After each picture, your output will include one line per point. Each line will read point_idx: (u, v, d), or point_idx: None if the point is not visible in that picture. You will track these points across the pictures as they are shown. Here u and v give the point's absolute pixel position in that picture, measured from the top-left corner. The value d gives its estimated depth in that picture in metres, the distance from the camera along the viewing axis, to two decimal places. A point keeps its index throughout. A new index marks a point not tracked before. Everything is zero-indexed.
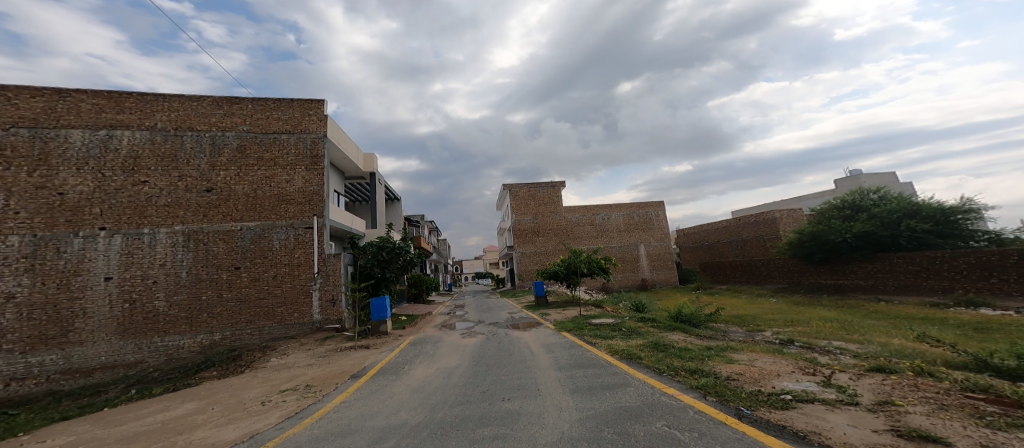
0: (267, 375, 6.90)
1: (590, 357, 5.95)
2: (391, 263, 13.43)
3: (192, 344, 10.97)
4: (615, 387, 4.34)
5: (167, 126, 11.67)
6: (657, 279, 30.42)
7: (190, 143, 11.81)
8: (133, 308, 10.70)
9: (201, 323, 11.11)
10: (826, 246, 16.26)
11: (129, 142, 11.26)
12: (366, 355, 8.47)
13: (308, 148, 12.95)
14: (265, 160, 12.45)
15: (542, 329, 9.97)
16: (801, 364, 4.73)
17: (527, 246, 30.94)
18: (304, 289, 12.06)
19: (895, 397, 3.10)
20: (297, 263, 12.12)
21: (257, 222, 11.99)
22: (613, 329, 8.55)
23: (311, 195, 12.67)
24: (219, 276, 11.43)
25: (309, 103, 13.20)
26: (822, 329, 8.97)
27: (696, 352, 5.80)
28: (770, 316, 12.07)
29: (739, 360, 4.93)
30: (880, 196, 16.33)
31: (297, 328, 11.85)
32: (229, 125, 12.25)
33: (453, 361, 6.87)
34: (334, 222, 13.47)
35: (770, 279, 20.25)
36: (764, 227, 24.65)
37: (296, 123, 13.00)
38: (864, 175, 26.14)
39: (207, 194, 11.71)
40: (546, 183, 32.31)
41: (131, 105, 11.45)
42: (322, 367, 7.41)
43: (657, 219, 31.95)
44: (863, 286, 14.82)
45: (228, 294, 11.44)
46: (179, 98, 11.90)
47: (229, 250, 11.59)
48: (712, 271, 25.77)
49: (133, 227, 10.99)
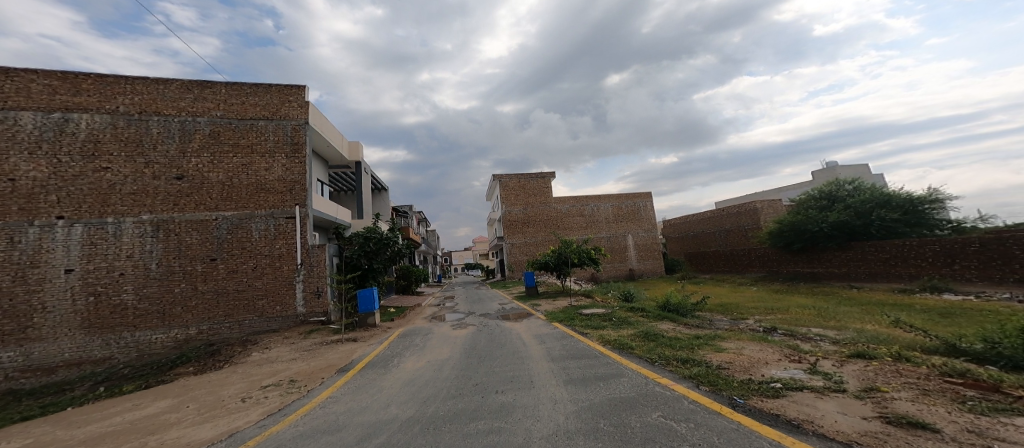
0: (248, 371, 6.68)
1: (583, 348, 5.97)
2: (378, 254, 13.17)
3: (166, 339, 10.57)
4: (609, 379, 4.35)
5: (131, 109, 10.99)
6: (643, 268, 30.97)
7: (157, 128, 11.17)
8: (98, 301, 10.18)
9: (174, 316, 10.70)
10: (803, 235, 16.81)
11: (88, 126, 10.55)
12: (354, 348, 8.32)
13: (288, 135, 12.44)
14: (241, 147, 11.90)
15: (533, 319, 9.99)
16: (788, 352, 4.84)
17: (515, 236, 30.94)
18: (286, 281, 11.72)
19: (881, 384, 3.19)
20: (277, 255, 11.74)
21: (234, 212, 11.52)
22: (603, 319, 8.62)
23: (292, 184, 12.22)
24: (193, 268, 10.98)
25: (288, 88, 12.64)
26: (802, 316, 9.29)
27: (686, 341, 5.88)
28: (754, 304, 12.43)
29: (728, 348, 5.03)
30: (854, 187, 16.88)
31: (279, 321, 11.54)
32: (201, 109, 11.63)
33: (444, 354, 6.79)
34: (317, 212, 13.07)
35: (751, 268, 20.86)
36: (746, 217, 25.26)
37: (274, 109, 12.44)
38: (841, 166, 26.93)
39: (177, 182, 11.16)
40: (534, 173, 32.19)
41: (89, 87, 10.71)
42: (308, 361, 7.24)
43: (643, 209, 32.34)
44: (837, 274, 15.41)
45: (204, 286, 11.01)
46: (144, 81, 11.19)
47: (203, 240, 11.12)
48: (696, 261, 26.37)
49: (96, 217, 10.40)
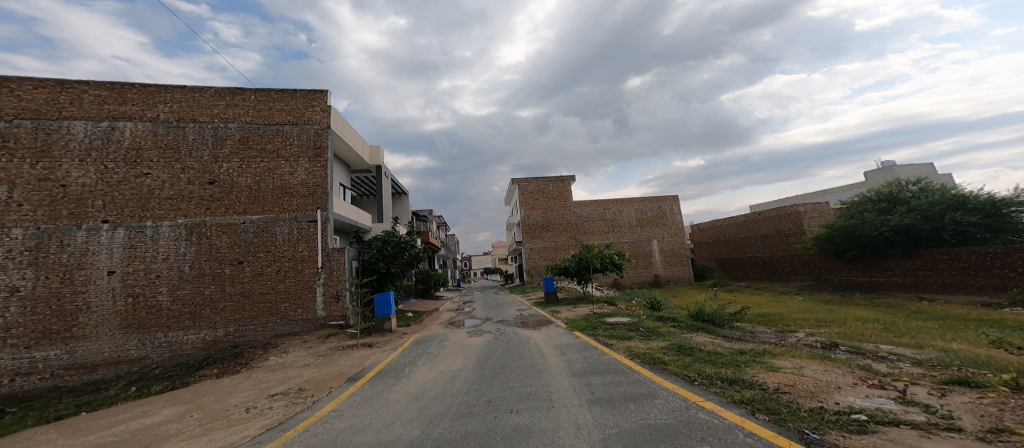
0: (260, 376, 6.49)
1: (609, 362, 5.32)
2: (396, 258, 13.03)
3: (196, 340, 10.74)
4: (641, 400, 3.72)
5: (170, 117, 11.43)
6: (672, 275, 29.53)
7: (192, 134, 11.55)
8: (136, 303, 10.50)
9: (205, 318, 10.87)
10: (860, 241, 15.20)
11: (132, 134, 11.05)
12: (367, 355, 8.04)
13: (311, 139, 12.60)
14: (267, 152, 12.12)
15: (553, 328, 9.38)
16: (860, 374, 4.02)
17: (537, 241, 30.34)
18: (308, 285, 11.73)
19: (1013, 424, 2.42)
20: (300, 258, 11.78)
21: (260, 215, 11.69)
22: (630, 329, 7.93)
23: (314, 188, 12.30)
24: (223, 271, 11.17)
25: (312, 93, 12.84)
26: (862, 331, 8.21)
27: (728, 356, 5.11)
28: (800, 315, 11.22)
29: (784, 368, 4.26)
30: (920, 188, 15.18)
31: (301, 325, 11.52)
32: (232, 116, 11.97)
33: (457, 364, 6.33)
34: (338, 216, 13.10)
35: (794, 276, 19.22)
36: (787, 222, 23.50)
37: (299, 114, 12.65)
38: (896, 167, 24.65)
39: (209, 187, 11.45)
40: (557, 177, 31.57)
41: (134, 96, 11.25)
42: (320, 367, 6.98)
43: (671, 213, 30.93)
44: (900, 284, 13.79)
45: (231, 289, 11.16)
46: (182, 89, 11.65)
47: (232, 244, 11.32)
48: (730, 268, 24.75)
49: (136, 221, 10.79)
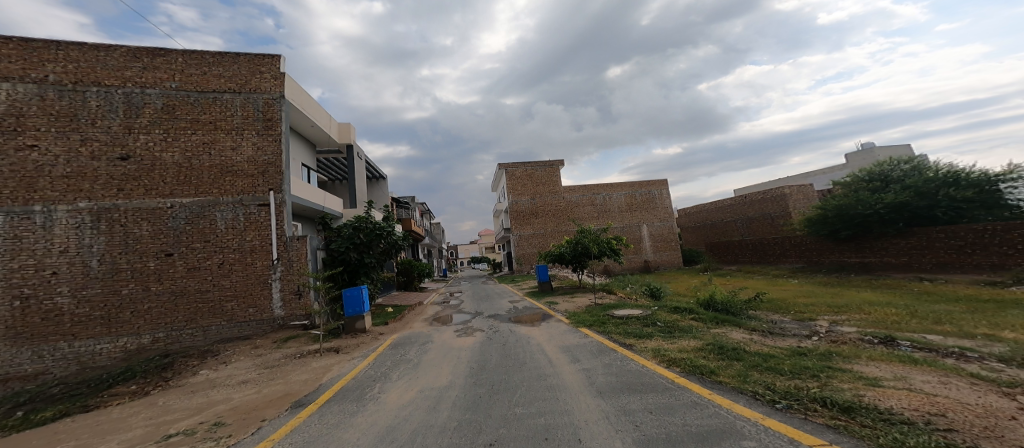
0: (171, 404, 4.94)
1: (642, 377, 4.13)
2: (371, 247, 11.44)
3: (114, 349, 8.92)
4: (721, 441, 2.51)
5: (63, 79, 9.28)
6: (661, 260, 29.15)
7: (96, 101, 9.49)
8: (26, 306, 8.50)
9: (123, 322, 9.03)
10: (853, 221, 14.83)
11: (9, 98, 8.86)
12: (331, 364, 6.58)
13: (259, 111, 10.78)
14: (201, 123, 10.22)
15: (554, 324, 8.15)
16: (995, 390, 2.98)
17: (523, 228, 29.18)
18: (260, 280, 10.01)
19: None
20: (249, 249, 10.04)
21: (193, 198, 9.83)
22: (646, 323, 6.90)
23: (264, 166, 10.54)
24: (144, 265, 9.31)
25: (259, 58, 11.00)
26: (889, 317, 7.53)
27: (790, 360, 4.04)
28: (807, 301, 10.58)
29: (885, 379, 3.19)
30: (912, 166, 14.78)
31: (252, 327, 9.83)
32: (153, 80, 9.99)
33: (442, 379, 5.01)
34: (298, 200, 11.33)
35: (785, 258, 18.96)
36: (773, 204, 23.30)
37: (242, 81, 10.78)
38: (878, 148, 24.85)
39: (122, 163, 9.53)
40: (543, 161, 30.30)
41: (12, 53, 9.02)
42: (262, 386, 5.47)
43: (660, 198, 30.44)
44: (895, 264, 13.41)
45: (158, 287, 9.35)
46: (81, 46, 9.53)
47: (157, 232, 9.47)
48: (719, 251, 24.46)
49: (19, 204, 8.71)
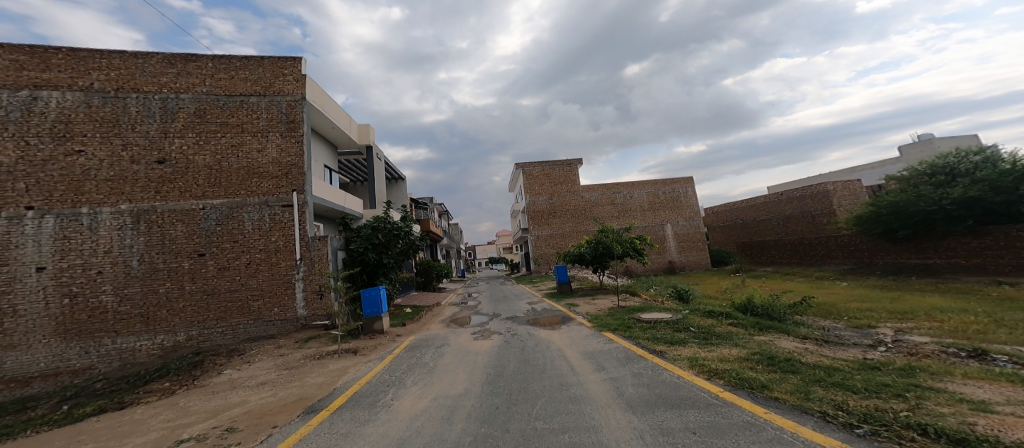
0: (191, 406, 4.86)
1: (680, 389, 3.61)
2: (389, 247, 11.39)
3: (152, 346, 9.12)
4: None
5: (105, 86, 9.71)
6: (687, 261, 27.85)
7: (135, 106, 9.86)
8: (74, 304, 8.83)
9: (160, 321, 9.24)
10: (912, 219, 13.42)
11: (58, 105, 9.29)
12: (347, 367, 6.40)
13: (283, 113, 10.96)
14: (229, 126, 10.47)
15: (575, 327, 7.68)
16: None
17: (542, 229, 28.69)
18: (284, 280, 10.11)
19: None
20: (274, 249, 10.16)
21: (223, 200, 10.05)
22: (676, 328, 6.33)
23: (288, 167, 10.69)
24: (179, 265, 9.52)
25: (282, 61, 11.19)
26: (966, 326, 6.57)
27: (861, 374, 3.41)
28: (859, 306, 9.55)
29: (999, 405, 2.56)
30: (984, 157, 13.16)
31: (277, 326, 9.92)
32: (186, 86, 10.32)
33: (458, 387, 4.68)
34: (320, 200, 11.43)
35: (830, 259, 17.48)
36: (813, 201, 21.68)
37: (267, 84, 10.99)
38: (934, 139, 22.69)
39: (159, 166, 9.81)
40: (562, 160, 29.71)
41: (59, 63, 9.49)
42: (279, 389, 5.33)
43: (685, 196, 29.14)
44: (965, 267, 11.98)
45: (192, 286, 9.54)
46: (121, 55, 9.96)
47: (190, 233, 9.69)
48: (752, 252, 23.00)
49: (69, 207, 9.07)
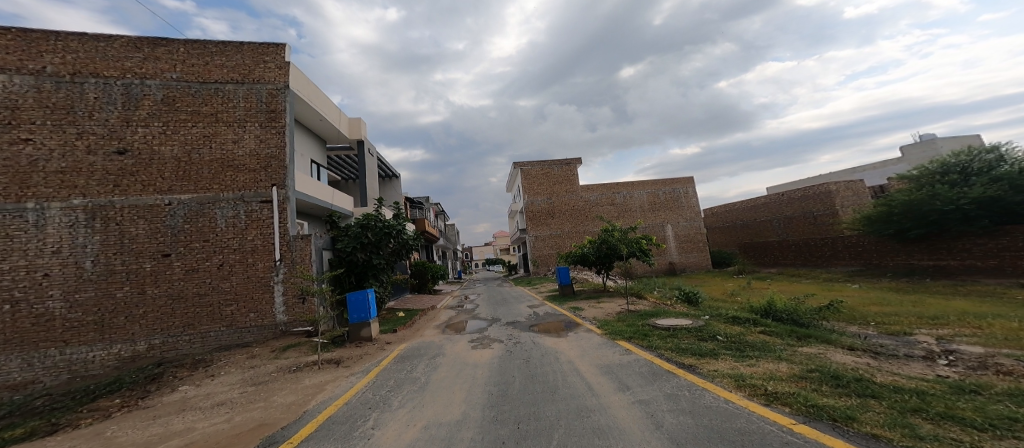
0: (123, 438, 4.00)
1: (736, 420, 2.87)
2: (380, 247, 10.57)
3: (107, 357, 8.15)
4: None
5: (60, 70, 8.73)
6: (687, 262, 27.34)
7: (93, 92, 8.89)
8: (17, 311, 7.82)
9: (116, 328, 8.27)
10: (926, 219, 12.96)
11: (4, 90, 8.31)
12: (325, 383, 5.54)
13: (263, 101, 10.08)
14: (202, 115, 9.56)
15: (585, 335, 6.91)
16: None
17: (539, 229, 27.96)
18: (261, 283, 9.20)
19: None
20: (250, 249, 9.26)
21: (192, 195, 9.12)
22: (700, 337, 5.63)
23: (267, 160, 9.81)
24: (140, 267, 8.57)
25: (263, 47, 10.34)
26: (1019, 334, 5.94)
27: (968, 404, 2.70)
28: (883, 310, 8.94)
29: None
30: (999, 156, 12.75)
31: (253, 334, 8.99)
32: (153, 71, 9.40)
33: (454, 412, 3.88)
34: (303, 197, 10.55)
35: (836, 261, 17.01)
36: (815, 202, 21.31)
37: (245, 71, 10.12)
38: (937, 140, 22.52)
39: (119, 158, 8.86)
40: (560, 159, 29.05)
41: (8, 43, 8.50)
42: (236, 412, 4.47)
43: (685, 196, 28.67)
44: (980, 269, 11.53)
45: (154, 290, 8.58)
46: (80, 36, 9.01)
47: (154, 231, 8.75)
48: (754, 253, 22.54)
49: (12, 202, 8.07)
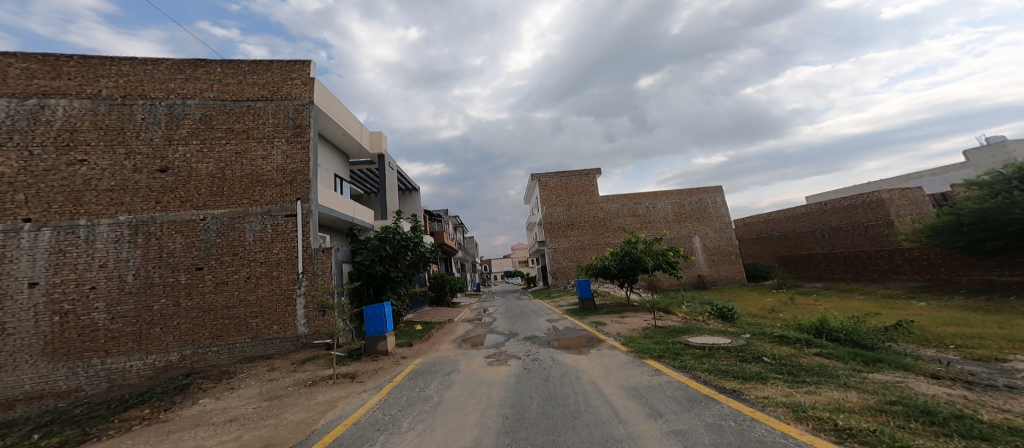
0: None
1: None
2: (398, 260, 10.51)
3: (142, 367, 8.41)
4: None
5: (113, 93, 9.44)
6: (719, 276, 25.79)
7: (141, 113, 9.52)
8: (65, 322, 8.23)
9: (152, 340, 8.54)
10: (1006, 229, 11.45)
11: (65, 113, 9.04)
12: (337, 400, 5.33)
13: (290, 117, 10.45)
14: (235, 132, 10.01)
15: (609, 352, 6.36)
16: None
17: (560, 241, 27.38)
18: (285, 296, 9.29)
19: None
20: (275, 262, 9.42)
21: (225, 210, 9.46)
22: (739, 357, 5.00)
23: (293, 174, 10.07)
24: (176, 280, 8.87)
25: (291, 65, 10.80)
26: None
27: None
28: (957, 331, 7.82)
29: None
30: None
31: (276, 346, 9.04)
32: (193, 92, 9.97)
33: (466, 437, 3.50)
34: (326, 210, 10.72)
35: (895, 276, 15.38)
36: (864, 211, 19.58)
37: (274, 88, 10.57)
38: (1007, 143, 20.35)
39: (161, 175, 9.35)
40: (581, 170, 28.59)
41: (70, 70, 9.29)
42: (246, 430, 4.30)
43: (714, 206, 27.29)
44: None
45: (187, 303, 8.84)
46: (131, 61, 9.73)
47: (189, 245, 9.09)
48: (796, 267, 20.90)
49: (66, 218, 8.64)
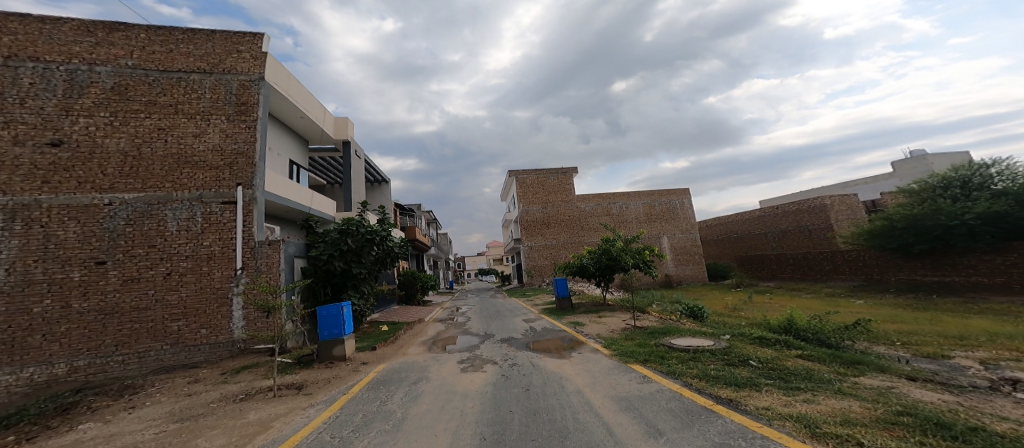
0: None
1: None
2: (361, 255, 9.53)
3: (15, 383, 6.84)
4: None
5: None
6: (683, 274, 26.85)
7: (30, 77, 7.76)
8: None
9: (31, 349, 6.98)
10: (930, 234, 12.67)
11: None
12: (272, 418, 4.49)
13: (232, 93, 9.09)
14: (158, 105, 8.52)
15: (591, 356, 6.01)
16: None
17: (533, 239, 27.16)
18: (215, 294, 8.06)
19: None
20: (205, 256, 8.15)
21: (139, 194, 8.03)
22: (729, 361, 4.83)
23: (233, 156, 8.78)
24: (67, 277, 7.35)
25: (237, 35, 9.42)
26: None
27: None
28: (907, 328, 8.33)
29: None
30: (1000, 170, 12.54)
31: (203, 352, 7.83)
32: (105, 57, 8.34)
33: None
34: (275, 198, 9.50)
35: (836, 275, 16.65)
36: (810, 215, 21.12)
37: (214, 60, 9.14)
38: (930, 157, 22.72)
39: (52, 150, 7.71)
40: (555, 168, 28.44)
41: None
42: None
43: (681, 208, 28.33)
44: (987, 286, 11.18)
45: (82, 304, 7.37)
46: (23, 18, 7.92)
47: (87, 234, 7.58)
48: (752, 266, 22.18)
49: None
